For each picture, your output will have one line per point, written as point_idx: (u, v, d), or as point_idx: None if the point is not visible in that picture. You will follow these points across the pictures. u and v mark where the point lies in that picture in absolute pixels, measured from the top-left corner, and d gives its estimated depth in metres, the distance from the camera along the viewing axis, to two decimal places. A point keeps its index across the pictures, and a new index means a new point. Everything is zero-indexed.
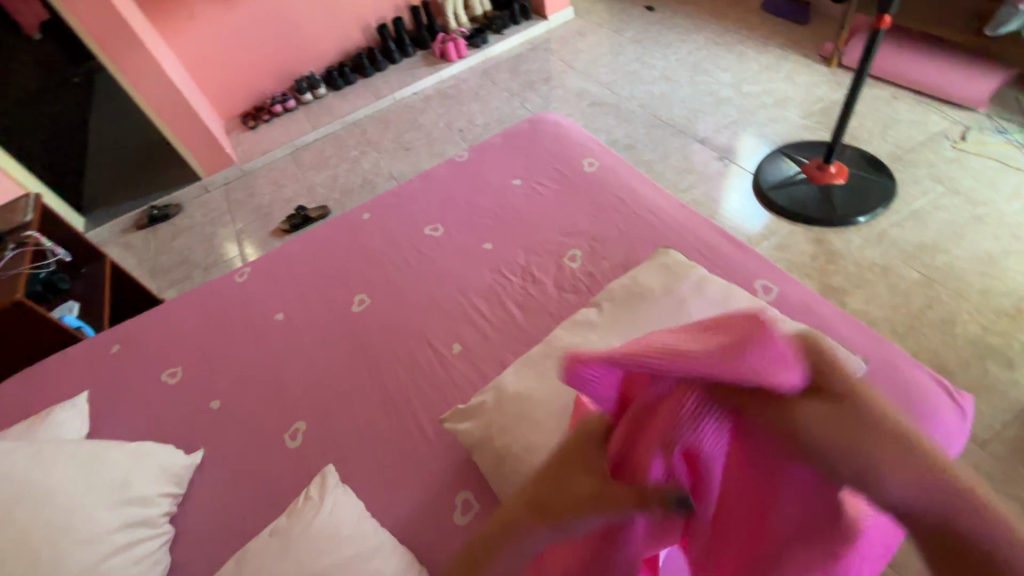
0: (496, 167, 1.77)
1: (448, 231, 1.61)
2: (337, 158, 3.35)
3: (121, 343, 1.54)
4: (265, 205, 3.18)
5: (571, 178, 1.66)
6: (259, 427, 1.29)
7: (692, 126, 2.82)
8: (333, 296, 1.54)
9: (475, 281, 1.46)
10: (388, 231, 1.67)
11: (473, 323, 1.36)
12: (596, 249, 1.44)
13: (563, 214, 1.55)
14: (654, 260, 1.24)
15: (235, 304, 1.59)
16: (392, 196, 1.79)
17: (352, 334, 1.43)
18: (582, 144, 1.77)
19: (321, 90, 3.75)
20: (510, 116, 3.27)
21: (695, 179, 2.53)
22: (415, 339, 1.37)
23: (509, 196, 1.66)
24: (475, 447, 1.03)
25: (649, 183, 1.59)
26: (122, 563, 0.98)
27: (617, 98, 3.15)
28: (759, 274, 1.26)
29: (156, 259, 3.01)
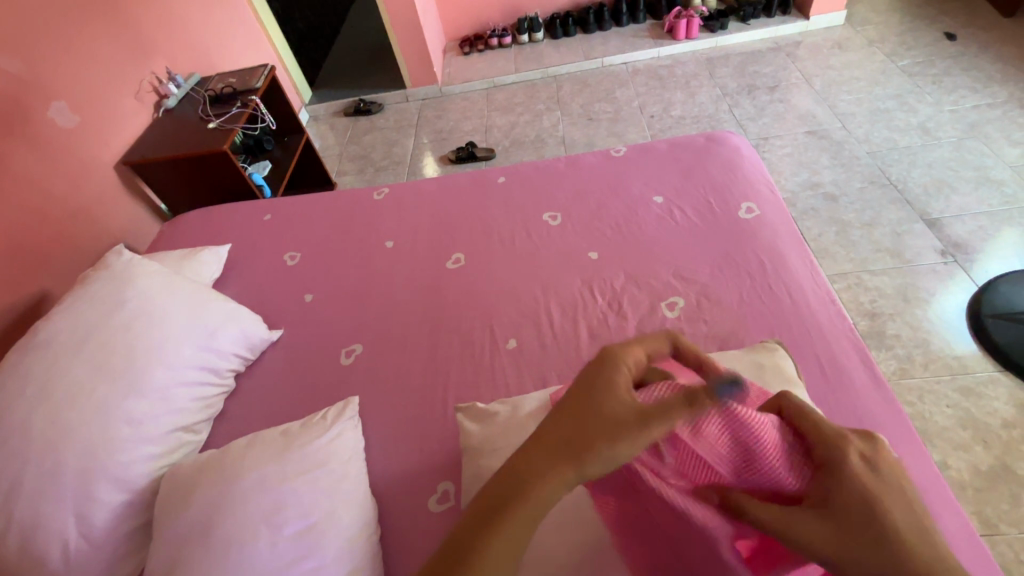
0: (645, 176, 1.62)
1: (564, 225, 1.55)
2: (523, 106, 3.38)
3: (272, 215, 1.82)
4: (446, 129, 3.38)
5: (718, 218, 1.44)
6: (328, 333, 1.44)
7: (925, 200, 2.24)
8: (436, 245, 1.60)
9: (562, 287, 1.39)
10: (512, 202, 1.66)
11: (539, 327, 1.31)
12: (701, 307, 1.26)
13: (687, 256, 1.38)
14: (749, 352, 1.05)
15: (363, 216, 1.75)
16: (532, 168, 1.76)
17: (435, 286, 1.49)
18: (751, 184, 1.51)
19: (539, 35, 3.76)
20: (710, 117, 2.94)
21: (894, 265, 2.04)
22: (482, 317, 1.37)
23: (641, 213, 1.52)
24: (468, 449, 1.01)
25: (806, 258, 1.32)
26: (187, 394, 1.21)
27: (846, 135, 2.62)
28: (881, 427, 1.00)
29: (347, 146, 3.44)
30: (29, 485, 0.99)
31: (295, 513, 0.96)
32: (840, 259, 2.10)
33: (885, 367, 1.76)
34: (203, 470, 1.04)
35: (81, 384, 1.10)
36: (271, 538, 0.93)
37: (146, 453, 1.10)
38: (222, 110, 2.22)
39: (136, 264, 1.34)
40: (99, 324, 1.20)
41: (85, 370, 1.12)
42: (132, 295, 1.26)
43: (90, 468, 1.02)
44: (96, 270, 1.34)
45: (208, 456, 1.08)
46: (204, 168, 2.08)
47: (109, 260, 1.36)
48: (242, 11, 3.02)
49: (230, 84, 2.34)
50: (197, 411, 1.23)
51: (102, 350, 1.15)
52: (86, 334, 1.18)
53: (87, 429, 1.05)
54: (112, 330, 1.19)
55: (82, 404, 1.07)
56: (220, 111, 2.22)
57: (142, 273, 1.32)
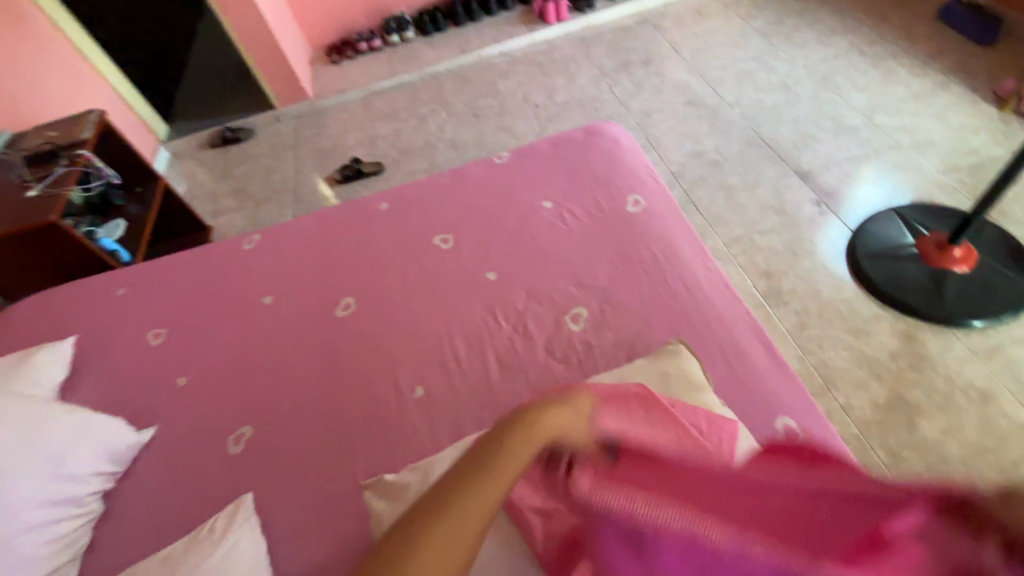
0: (531, 181, 1.56)
1: (457, 247, 1.46)
2: (406, 111, 3.22)
3: (126, 287, 1.58)
4: (327, 147, 3.14)
5: (608, 216, 1.42)
6: (211, 417, 1.26)
7: (796, 154, 2.38)
8: (323, 292, 1.45)
9: (464, 316, 1.31)
10: (398, 230, 1.54)
11: (445, 368, 1.22)
12: (605, 315, 1.23)
13: (585, 261, 1.34)
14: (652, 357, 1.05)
15: (235, 272, 1.56)
16: (415, 188, 1.65)
17: (326, 340, 1.35)
18: (634, 174, 1.50)
19: (409, 33, 3.59)
20: (592, 99, 2.94)
21: (780, 222, 2.15)
22: (383, 367, 1.26)
23: (532, 222, 1.46)
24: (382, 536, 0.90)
25: (696, 245, 1.33)
26: (36, 540, 1.01)
27: (719, 101, 2.72)
28: (788, 411, 1.03)
29: (220, 181, 3.11)
30: None
31: None
32: (732, 224, 2.19)
33: (786, 323, 1.85)
34: None
35: None
36: None
37: None
38: (44, 171, 1.89)
39: None
40: None
41: None
42: None
43: None
44: None
45: None
46: (31, 244, 1.76)
47: None
48: (55, 46, 2.61)
49: (49, 139, 2.00)
50: (53, 556, 1.03)
51: None
52: None
53: None
54: None
55: None
56: (41, 173, 1.89)
57: None
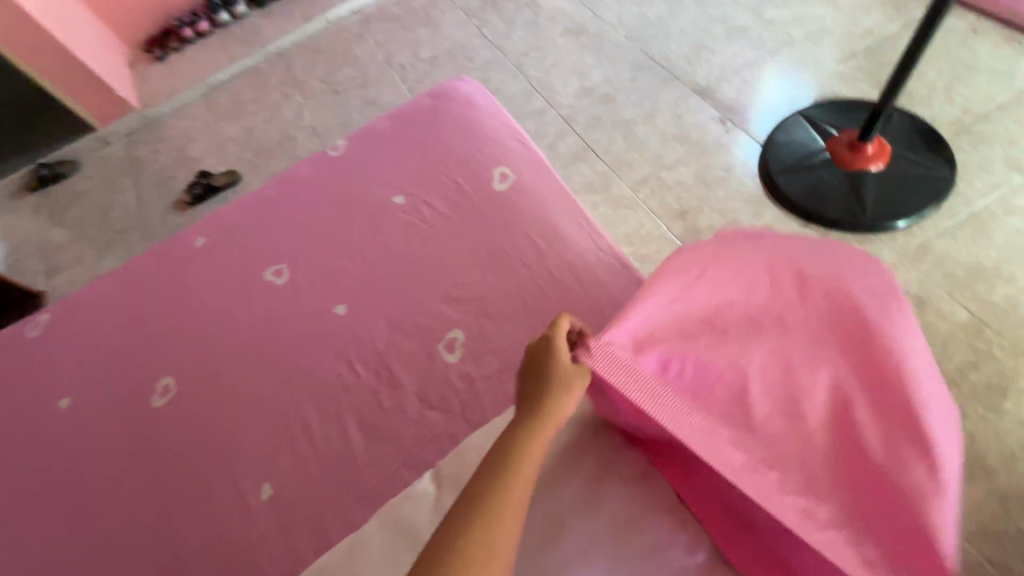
0: (375, 172, 1.24)
1: (295, 279, 1.15)
2: (254, 103, 2.74)
3: None
4: (170, 165, 2.64)
5: (470, 201, 1.13)
6: None
7: (690, 70, 2.15)
8: (134, 376, 1.12)
9: (312, 373, 1.01)
10: (220, 273, 1.20)
11: (297, 450, 0.94)
12: (484, 333, 0.97)
13: (450, 267, 1.06)
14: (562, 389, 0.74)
15: (17, 374, 1.18)
16: (236, 211, 1.29)
17: (144, 443, 1.03)
18: (497, 140, 1.20)
19: (240, 8, 3.03)
20: (463, 47, 2.57)
21: (686, 151, 1.93)
22: (220, 465, 0.97)
23: (382, 226, 1.15)
24: None
25: (581, 217, 1.07)
26: None
27: (601, 24, 2.41)
28: None
29: (47, 232, 2.58)
30: None
31: None
32: (636, 164, 1.95)
33: None
34: None
35: None
36: None
37: None
38: None
39: None
40: None
41: None
42: None
43: None
44: None
45: None
46: None
47: None
48: None
49: None
50: None
51: None
52: None
53: None
54: None
55: None
56: None
57: None
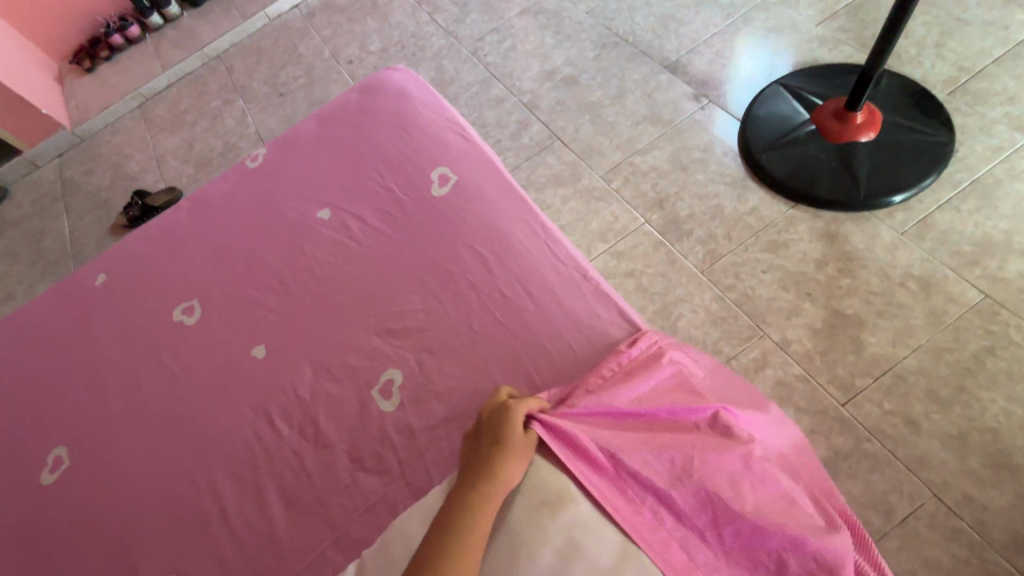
0: (298, 184, 1.06)
1: (208, 316, 0.97)
2: (194, 112, 2.53)
3: None
4: (105, 185, 2.42)
5: (406, 210, 0.96)
6: None
7: (658, 44, 1.98)
8: (22, 446, 0.94)
9: (225, 432, 0.85)
10: (122, 314, 1.03)
11: (208, 530, 0.78)
12: (426, 370, 0.81)
13: (385, 291, 0.90)
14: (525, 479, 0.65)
15: None
16: (141, 239, 1.11)
17: (32, 530, 0.86)
18: (435, 137, 1.03)
19: (172, 9, 2.80)
20: (415, 36, 2.37)
21: (659, 133, 1.77)
22: (117, 554, 0.80)
23: (306, 247, 0.98)
24: None
25: (535, 220, 0.91)
26: None
27: (560, 1, 2.23)
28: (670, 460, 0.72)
29: None
30: None
31: None
32: (606, 150, 1.79)
33: (693, 258, 1.52)
34: None
35: None
36: None
37: None
38: None
39: None
40: None
41: None
42: None
43: None
44: None
45: None
46: None
47: None
48: None
49: None
50: None
51: None
52: None
53: None
54: None
55: None
56: None
57: None
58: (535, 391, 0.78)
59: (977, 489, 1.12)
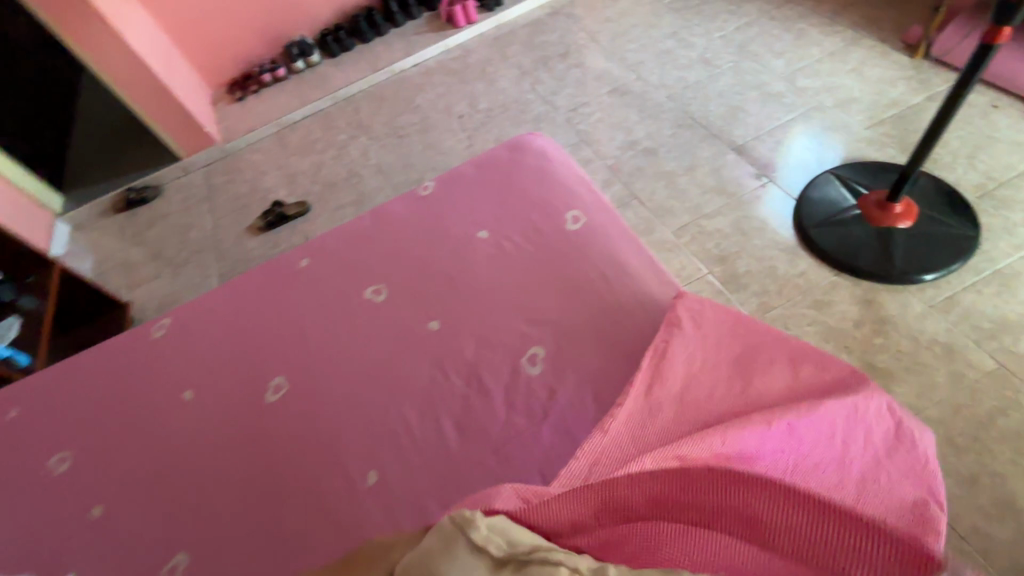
0: (461, 211, 1.43)
1: (392, 297, 1.32)
2: (324, 142, 3.02)
3: (21, 406, 1.36)
4: (244, 194, 2.91)
5: (547, 238, 1.31)
6: (136, 553, 1.08)
7: (728, 129, 2.35)
8: (249, 374, 1.28)
9: (409, 379, 1.17)
10: (324, 289, 1.38)
11: (398, 443, 1.09)
12: (562, 350, 1.13)
13: (531, 293, 1.23)
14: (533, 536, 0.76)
15: (145, 369, 1.36)
16: (336, 237, 1.49)
17: (260, 432, 1.18)
18: (568, 188, 1.39)
19: (315, 57, 3.38)
20: (517, 101, 2.83)
21: (724, 201, 2.11)
22: (326, 454, 1.11)
23: (469, 256, 1.34)
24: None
25: (645, 255, 1.24)
26: None
27: (644, 85, 2.66)
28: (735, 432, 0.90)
29: (131, 249, 2.83)
30: None
31: None
32: (677, 211, 2.13)
33: (748, 307, 1.81)
34: None
35: None
36: None
37: None
38: None
39: None
40: None
41: None
42: None
43: None
44: None
45: None
46: None
47: None
48: None
49: None
50: None
51: None
52: None
53: None
54: None
55: None
56: None
57: None
58: None
59: (985, 522, 1.33)
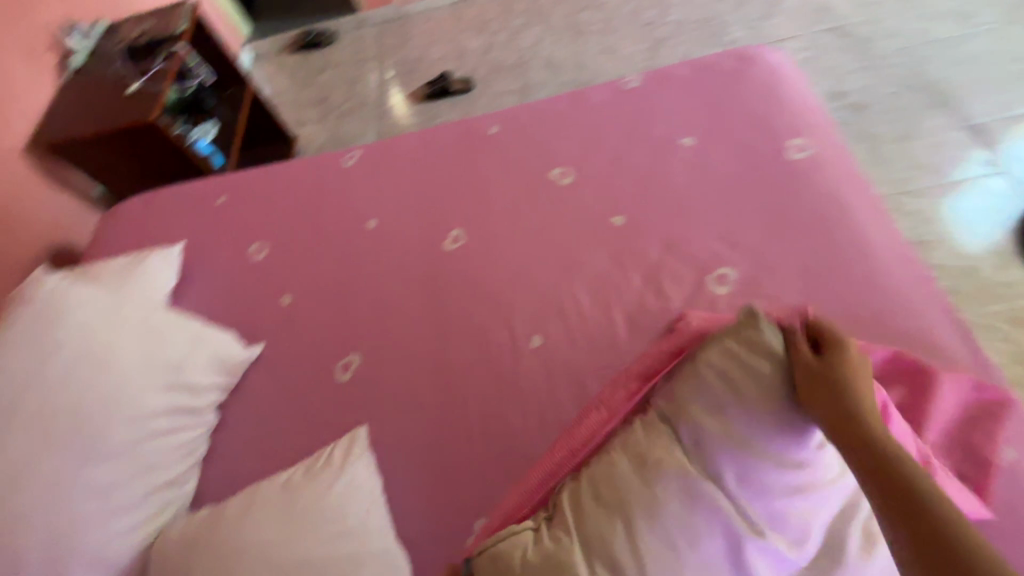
0: (668, 113, 1.35)
1: (579, 183, 1.30)
2: (497, 23, 2.93)
3: (227, 196, 1.53)
4: (412, 60, 2.93)
5: (762, 161, 1.21)
6: (315, 343, 1.20)
7: (965, 102, 2.00)
8: (430, 220, 1.34)
9: (587, 264, 1.17)
10: (511, 158, 1.39)
11: (567, 320, 1.11)
12: (757, 279, 1.07)
13: (732, 213, 1.16)
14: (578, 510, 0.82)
15: (335, 191, 1.46)
16: (529, 112, 1.47)
17: (434, 273, 1.25)
18: (799, 115, 1.26)
19: None
20: (715, 20, 2.55)
21: (936, 183, 1.84)
22: (495, 309, 1.16)
23: (669, 161, 1.27)
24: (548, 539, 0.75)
25: (873, 205, 1.12)
26: (160, 446, 1.02)
27: (872, 31, 2.28)
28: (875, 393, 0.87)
29: (302, 89, 2.99)
30: None
31: None
32: (874, 181, 1.89)
33: None
34: (197, 547, 0.88)
35: (23, 459, 0.92)
36: None
37: (124, 528, 0.94)
38: (143, 66, 1.82)
39: (65, 291, 1.10)
40: (32, 377, 0.99)
41: (28, 439, 0.94)
42: (66, 338, 1.04)
43: (56, 557, 0.87)
44: (17, 305, 1.10)
45: (197, 524, 0.91)
46: (134, 142, 1.73)
47: (29, 290, 1.12)
48: None
49: (145, 31, 1.91)
50: (177, 458, 1.04)
51: (39, 413, 0.96)
52: (16, 393, 0.98)
53: (41, 512, 0.89)
54: (48, 387, 0.99)
55: (34, 485, 0.90)
56: (140, 68, 1.82)
57: (75, 302, 1.09)
58: (848, 323, 0.99)
59: None
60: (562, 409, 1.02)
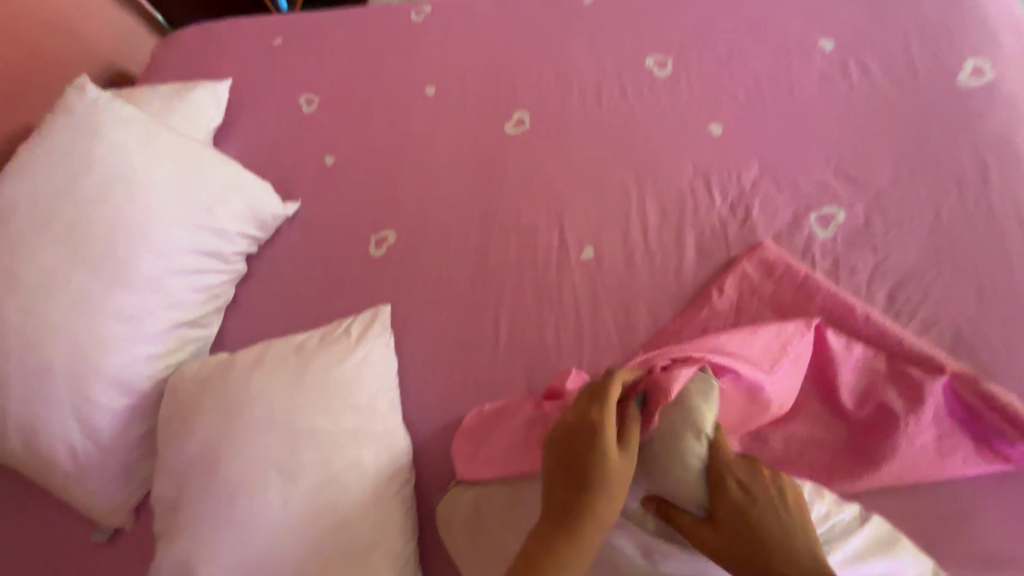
0: (812, 5, 1.07)
1: (678, 77, 1.08)
2: None
3: (284, 38, 1.40)
4: None
5: (920, 81, 0.95)
6: (350, 211, 1.12)
7: None
8: (495, 96, 1.17)
9: (666, 175, 1.00)
10: (603, 36, 1.16)
11: (628, 235, 0.97)
12: (874, 225, 0.87)
13: (863, 142, 0.93)
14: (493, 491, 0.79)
15: (397, 48, 1.30)
16: None
17: (489, 157, 1.10)
18: (988, 28, 0.97)
19: None
20: None
21: None
22: (549, 209, 1.02)
23: (796, 66, 1.03)
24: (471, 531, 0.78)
25: None
26: (185, 285, 0.99)
27: None
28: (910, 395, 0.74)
29: None
30: (17, 384, 0.88)
31: (309, 462, 0.79)
32: None
33: None
34: (207, 390, 0.87)
35: (54, 270, 0.92)
36: (283, 490, 0.78)
37: (144, 355, 0.94)
38: None
39: (104, 107, 1.04)
40: (67, 191, 0.97)
41: (60, 252, 0.93)
42: (100, 157, 0.99)
43: (80, 371, 0.89)
44: (57, 114, 1.05)
45: (211, 368, 0.90)
46: None
47: (70, 101, 1.06)
48: None
49: None
50: (203, 301, 1.02)
51: (71, 229, 0.94)
52: (51, 203, 0.96)
53: (68, 323, 0.90)
54: (81, 203, 0.96)
55: (63, 297, 0.91)
56: None
57: (112, 121, 1.03)
58: (980, 297, 0.80)
59: None
60: (602, 331, 0.91)
